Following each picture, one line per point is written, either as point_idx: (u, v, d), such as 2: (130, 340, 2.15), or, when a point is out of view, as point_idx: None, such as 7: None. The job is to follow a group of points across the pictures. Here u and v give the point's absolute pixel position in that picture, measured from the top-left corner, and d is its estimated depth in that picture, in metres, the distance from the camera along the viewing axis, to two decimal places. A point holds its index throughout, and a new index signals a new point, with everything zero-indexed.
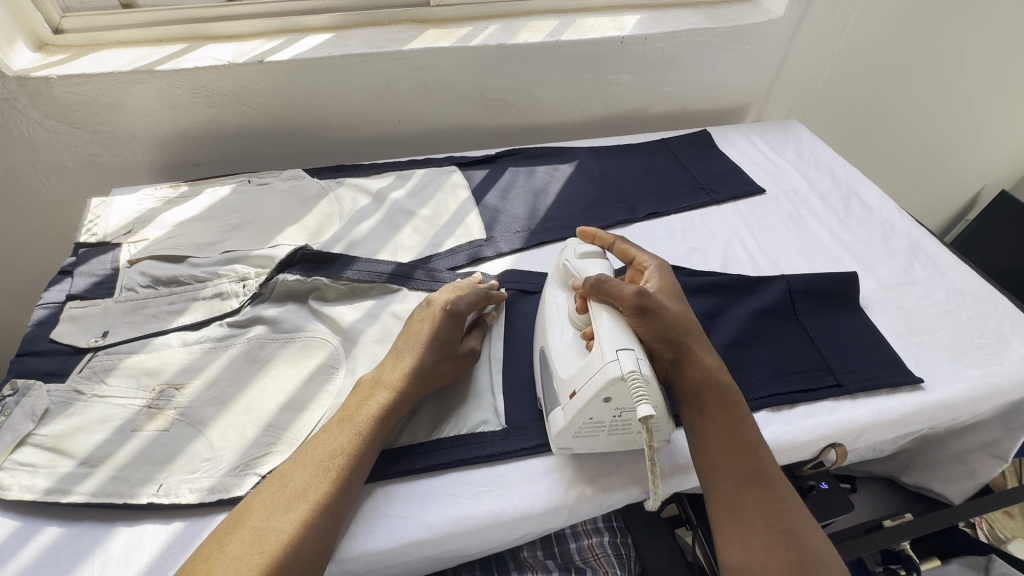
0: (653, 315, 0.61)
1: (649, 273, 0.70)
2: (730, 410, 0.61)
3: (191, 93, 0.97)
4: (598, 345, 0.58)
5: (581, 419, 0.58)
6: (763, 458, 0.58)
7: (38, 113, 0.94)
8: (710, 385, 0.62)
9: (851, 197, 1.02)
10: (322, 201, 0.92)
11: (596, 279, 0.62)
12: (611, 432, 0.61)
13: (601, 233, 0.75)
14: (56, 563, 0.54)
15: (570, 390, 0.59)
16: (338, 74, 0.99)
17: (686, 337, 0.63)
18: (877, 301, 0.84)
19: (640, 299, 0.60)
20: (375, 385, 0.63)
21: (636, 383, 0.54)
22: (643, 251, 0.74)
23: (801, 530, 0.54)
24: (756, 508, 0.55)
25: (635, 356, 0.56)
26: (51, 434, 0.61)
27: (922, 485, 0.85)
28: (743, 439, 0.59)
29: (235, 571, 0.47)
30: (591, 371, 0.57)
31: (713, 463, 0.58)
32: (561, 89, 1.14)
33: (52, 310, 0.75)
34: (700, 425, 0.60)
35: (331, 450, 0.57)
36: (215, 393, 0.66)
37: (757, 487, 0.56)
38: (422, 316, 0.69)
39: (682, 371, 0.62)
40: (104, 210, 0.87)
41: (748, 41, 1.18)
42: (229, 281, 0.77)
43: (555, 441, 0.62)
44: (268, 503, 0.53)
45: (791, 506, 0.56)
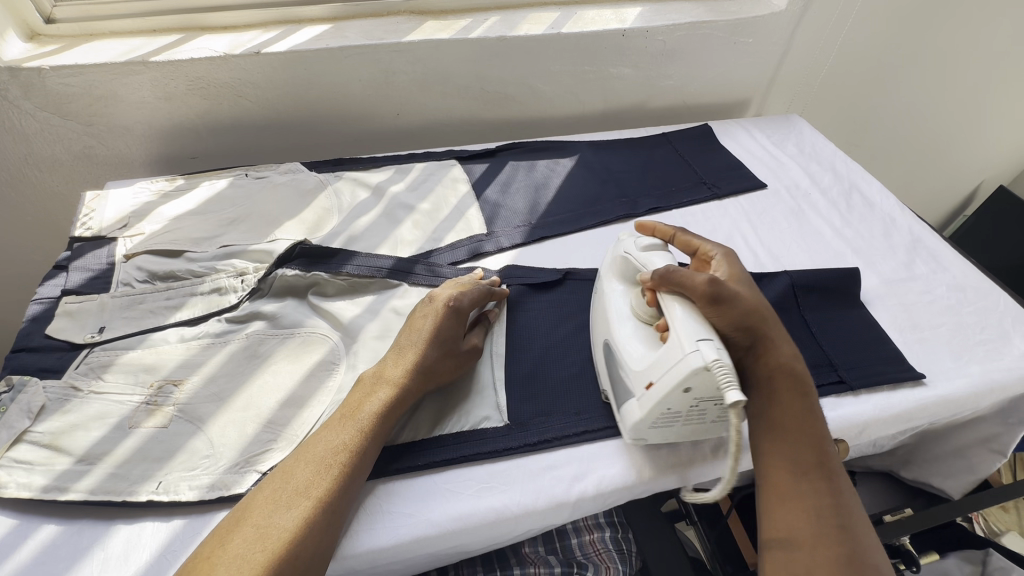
0: (727, 303, 0.60)
1: (717, 262, 0.69)
2: (800, 402, 0.60)
3: (187, 85, 0.95)
4: (674, 336, 0.57)
5: (659, 411, 0.59)
6: (827, 452, 0.58)
7: (31, 104, 0.93)
8: (784, 374, 0.61)
9: (852, 192, 1.02)
10: (321, 195, 0.91)
11: (666, 270, 0.62)
12: (687, 422, 0.61)
13: (661, 226, 0.76)
14: (55, 562, 0.53)
15: (647, 381, 0.59)
16: (336, 66, 0.98)
17: (764, 325, 0.62)
18: (879, 296, 0.84)
19: (714, 287, 0.59)
20: (377, 382, 0.62)
21: (722, 372, 0.53)
22: (707, 241, 0.73)
23: (857, 530, 0.53)
24: (814, 499, 0.55)
25: (716, 345, 0.55)
26: (48, 431, 0.60)
27: (921, 480, 0.85)
28: (810, 430, 0.59)
29: (236, 569, 0.47)
30: (669, 363, 0.57)
31: (776, 448, 0.58)
32: (562, 82, 1.13)
33: (47, 305, 0.74)
34: (767, 412, 0.60)
35: (333, 446, 0.56)
36: (214, 389, 0.65)
37: (817, 479, 0.56)
38: (425, 311, 0.69)
39: (758, 357, 0.62)
40: (99, 204, 0.86)
41: (751, 35, 1.17)
42: (227, 276, 0.76)
43: (629, 433, 0.63)
44: (270, 501, 0.52)
45: (850, 504, 0.55)
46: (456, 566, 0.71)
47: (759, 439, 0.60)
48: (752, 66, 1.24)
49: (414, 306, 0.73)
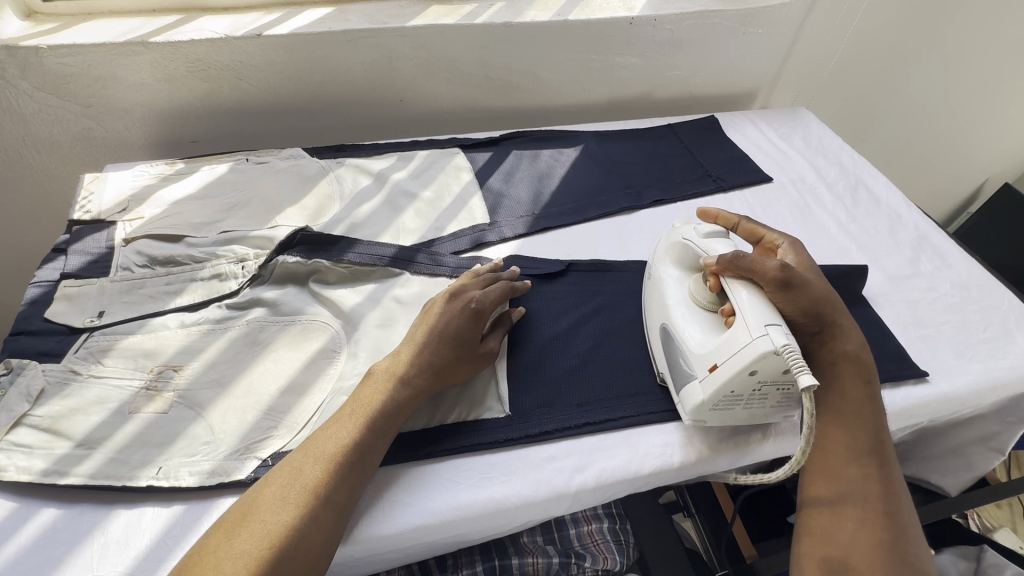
0: (798, 289, 0.60)
1: (784, 250, 0.70)
2: (863, 387, 0.61)
3: (187, 67, 0.94)
4: (741, 319, 0.58)
5: (722, 394, 0.59)
6: (883, 441, 0.59)
7: (28, 84, 0.91)
8: (849, 360, 0.62)
9: (858, 187, 1.01)
10: (322, 181, 0.90)
11: (735, 255, 0.61)
12: (746, 406, 0.62)
13: (724, 213, 0.75)
14: (55, 546, 0.53)
15: (711, 364, 0.60)
16: (338, 50, 0.96)
17: (834, 312, 0.63)
18: (883, 293, 0.83)
19: (784, 274, 0.60)
20: (388, 378, 0.62)
21: (790, 356, 0.54)
22: (772, 230, 0.73)
23: (901, 516, 0.55)
24: (862, 484, 0.57)
25: (784, 330, 0.56)
26: (48, 415, 0.60)
27: (919, 476, 0.86)
28: (868, 418, 0.60)
29: (243, 566, 0.47)
30: (735, 346, 0.57)
31: (831, 431, 0.60)
32: (567, 71, 1.12)
33: (46, 288, 0.73)
34: (828, 395, 0.61)
35: (341, 444, 0.56)
36: (215, 375, 0.65)
37: (869, 464, 0.57)
38: (444, 307, 0.67)
39: (826, 342, 0.63)
40: (97, 186, 0.85)
41: (760, 25, 1.15)
42: (228, 262, 0.75)
43: (689, 414, 0.64)
44: (277, 498, 0.52)
45: (898, 491, 0.57)
46: (454, 556, 0.70)
47: (814, 421, 0.61)
48: (761, 57, 1.22)
49: (426, 300, 0.72)
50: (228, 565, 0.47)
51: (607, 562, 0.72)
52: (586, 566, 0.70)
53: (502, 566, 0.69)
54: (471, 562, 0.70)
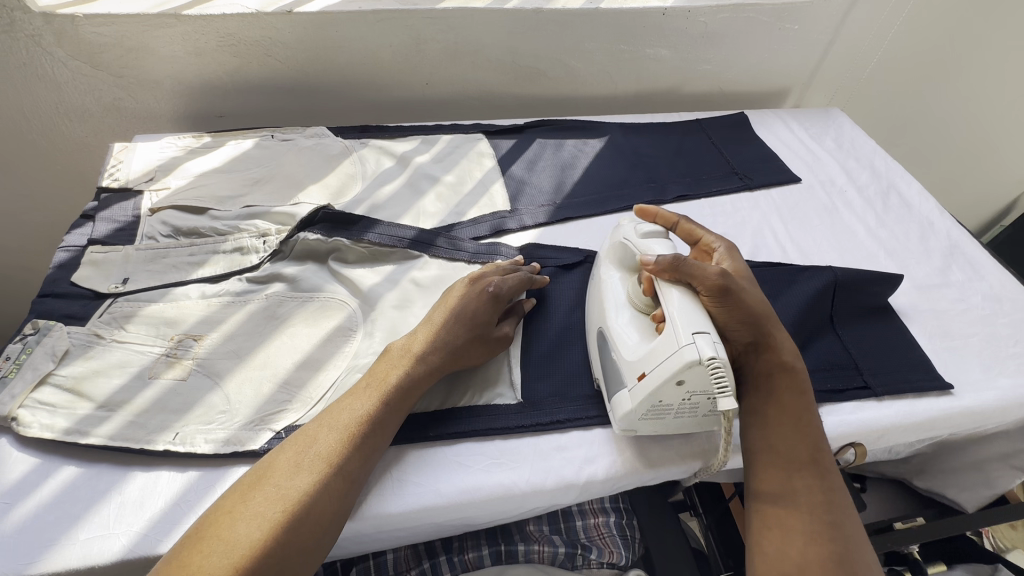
0: (736, 298, 0.59)
1: (720, 256, 0.68)
2: (799, 399, 0.60)
3: (218, 41, 0.94)
4: (671, 326, 0.56)
5: (650, 404, 0.58)
6: (822, 450, 0.58)
7: (64, 53, 0.92)
8: (783, 370, 0.61)
9: (890, 192, 0.98)
10: (346, 161, 0.90)
11: (676, 256, 0.59)
12: (678, 415, 0.60)
13: (663, 212, 0.73)
14: (74, 502, 0.55)
15: (640, 372, 0.58)
16: (367, 30, 0.96)
17: (770, 324, 0.62)
18: (910, 301, 0.81)
19: (723, 280, 0.58)
20: (404, 355, 0.62)
21: (714, 369, 0.53)
22: (709, 232, 0.71)
23: (847, 527, 0.53)
24: (805, 497, 0.55)
25: (713, 340, 0.54)
26: (72, 376, 0.61)
27: (935, 490, 0.83)
28: (806, 428, 0.58)
29: (256, 527, 0.48)
30: (664, 354, 0.56)
31: (769, 444, 0.58)
32: (596, 60, 1.10)
33: (74, 253, 0.75)
34: (761, 407, 0.60)
35: (357, 416, 0.56)
36: (233, 346, 0.66)
37: (809, 476, 0.56)
38: (462, 290, 0.67)
39: (760, 353, 0.62)
40: (127, 155, 0.86)
41: (797, 21, 1.12)
42: (250, 236, 0.76)
43: (618, 424, 0.62)
44: (291, 464, 0.52)
45: (841, 501, 0.55)
46: (459, 539, 0.71)
47: (753, 437, 0.60)
48: (795, 55, 1.19)
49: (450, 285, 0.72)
50: (242, 527, 0.47)
51: (612, 556, 0.72)
52: (591, 558, 0.71)
53: (508, 552, 0.69)
54: (476, 546, 0.70)
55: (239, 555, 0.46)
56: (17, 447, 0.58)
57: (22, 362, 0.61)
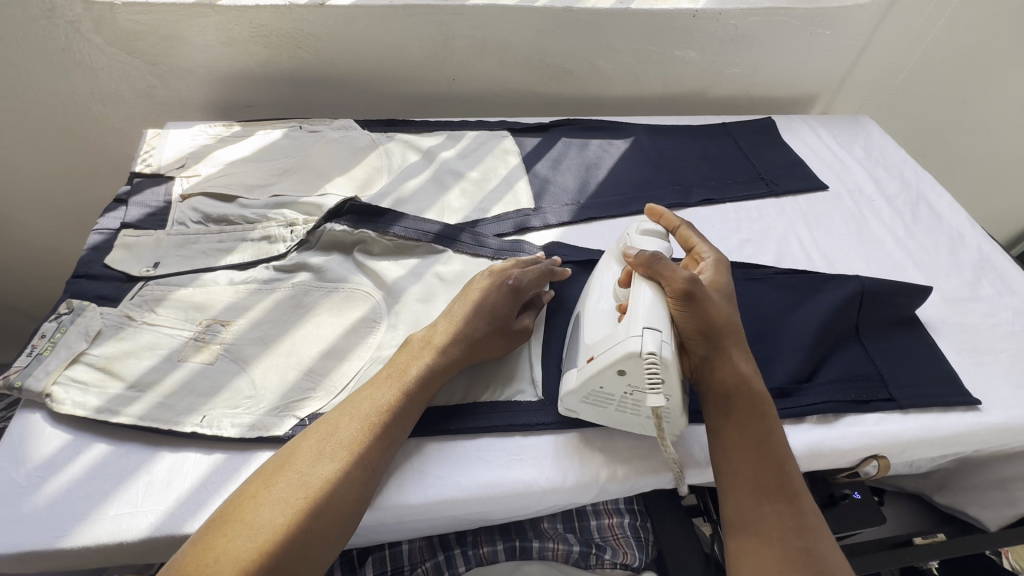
0: (703, 306, 0.58)
1: (705, 265, 0.66)
2: (756, 420, 0.58)
3: (251, 32, 0.95)
4: (629, 317, 0.57)
5: (591, 386, 0.58)
6: (788, 471, 0.56)
7: (101, 39, 0.94)
8: (739, 391, 0.59)
9: (919, 203, 0.97)
10: (372, 154, 0.91)
11: (653, 255, 0.60)
12: (620, 408, 0.60)
13: (669, 214, 0.73)
14: (104, 479, 0.56)
15: (590, 355, 0.59)
16: (398, 24, 0.97)
17: (726, 341, 0.60)
18: (938, 314, 0.80)
19: (691, 287, 0.58)
20: (425, 346, 0.63)
21: (649, 364, 0.54)
22: (706, 243, 0.70)
23: (820, 551, 0.52)
24: (775, 523, 0.53)
25: (660, 338, 0.55)
26: (104, 355, 0.62)
27: (955, 506, 0.81)
28: (770, 450, 0.57)
29: (280, 512, 0.48)
30: (613, 341, 0.57)
31: (733, 470, 0.57)
32: (623, 60, 1.09)
33: (107, 235, 0.76)
34: (723, 430, 0.59)
35: (378, 406, 0.57)
36: (259, 332, 0.67)
37: (779, 501, 0.54)
38: (483, 282, 0.67)
39: (714, 372, 0.59)
40: (159, 142, 0.88)
41: (829, 27, 1.11)
42: (277, 225, 0.77)
43: (561, 402, 0.62)
44: (313, 451, 0.53)
45: (811, 523, 0.54)
46: (473, 533, 0.71)
47: (717, 462, 0.58)
48: (825, 60, 1.18)
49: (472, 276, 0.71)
50: (266, 512, 0.48)
51: (625, 557, 0.72)
52: (606, 559, 0.71)
53: (523, 548, 0.69)
54: (490, 541, 0.70)
55: (263, 541, 0.46)
56: (51, 422, 0.59)
57: (57, 340, 0.63)
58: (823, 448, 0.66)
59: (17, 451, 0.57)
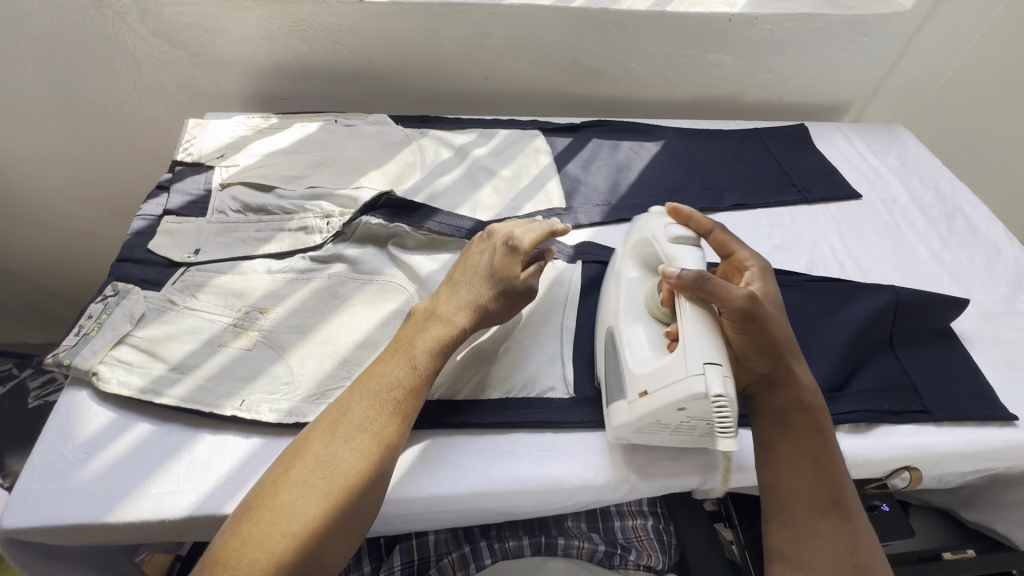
0: (759, 324, 0.59)
1: (751, 275, 0.67)
2: (816, 438, 0.59)
3: (291, 26, 0.97)
4: (684, 350, 0.55)
5: (648, 419, 0.57)
6: (844, 489, 0.57)
7: (146, 30, 0.97)
8: (801, 409, 0.60)
9: (955, 215, 0.95)
10: (406, 149, 0.92)
11: (699, 276, 0.58)
12: (672, 433, 0.60)
13: (699, 217, 0.70)
14: (147, 458, 0.57)
15: (641, 389, 0.57)
16: (434, 21, 0.98)
17: (790, 358, 0.61)
18: (973, 327, 0.79)
19: (749, 305, 0.58)
20: (429, 317, 0.63)
21: (718, 405, 0.53)
22: (742, 246, 0.70)
23: (872, 568, 0.53)
24: (829, 540, 0.55)
25: (724, 374, 0.53)
26: (147, 337, 0.64)
27: (984, 523, 0.80)
28: (827, 469, 0.58)
29: (301, 494, 0.50)
30: (671, 379, 0.55)
31: (787, 486, 0.58)
32: (656, 63, 1.09)
33: (150, 222, 0.78)
34: (779, 446, 0.60)
35: (388, 382, 0.57)
36: (296, 321, 0.68)
37: (834, 519, 0.55)
38: (481, 247, 0.67)
39: (777, 387, 0.61)
40: (199, 132, 0.90)
41: (866, 34, 1.10)
42: (314, 217, 0.78)
43: (611, 432, 0.61)
44: (328, 433, 0.54)
45: (865, 541, 0.55)
46: (498, 527, 0.72)
47: (771, 476, 0.59)
48: (860, 68, 1.17)
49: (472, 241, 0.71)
50: (286, 495, 0.50)
51: (650, 560, 0.72)
52: (630, 560, 0.71)
53: (548, 544, 0.69)
54: (516, 536, 0.70)
55: (286, 524, 0.48)
56: (96, 401, 0.61)
57: (103, 322, 0.65)
58: (855, 457, 0.66)
59: (65, 427, 0.59)
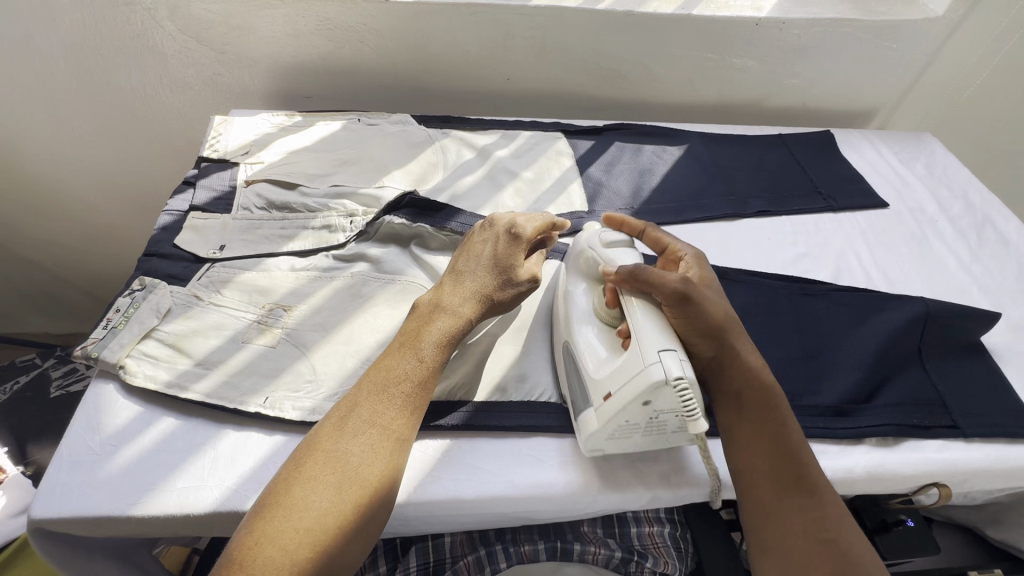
0: (697, 308, 0.58)
1: (687, 263, 0.66)
2: (767, 414, 0.59)
3: (317, 24, 0.97)
4: (637, 346, 0.55)
5: (615, 423, 0.56)
6: (804, 463, 0.56)
7: (174, 26, 0.97)
8: (750, 385, 0.59)
9: (985, 226, 0.93)
10: (428, 149, 0.92)
11: (634, 268, 0.59)
12: (646, 434, 0.59)
13: (631, 221, 0.71)
14: (172, 452, 0.58)
15: (604, 392, 0.57)
16: (459, 22, 0.98)
17: (732, 336, 0.61)
18: (1004, 341, 0.77)
19: (683, 290, 0.58)
20: (434, 309, 0.63)
21: (680, 389, 0.52)
22: (675, 239, 0.70)
23: (845, 543, 0.52)
24: (796, 518, 0.53)
25: (679, 358, 0.53)
26: (173, 332, 0.65)
27: (1009, 542, 0.78)
28: (783, 444, 0.57)
29: (314, 491, 0.50)
30: (629, 373, 0.54)
31: (748, 467, 0.57)
32: (680, 66, 1.08)
33: (176, 217, 0.79)
34: (736, 428, 0.59)
35: (396, 375, 0.58)
36: (319, 319, 0.68)
37: (798, 494, 0.54)
38: (484, 237, 0.69)
39: (723, 369, 0.60)
40: (225, 128, 0.90)
41: (895, 40, 1.08)
42: (338, 215, 0.78)
43: (584, 444, 0.60)
44: (337, 429, 0.54)
45: (835, 515, 0.54)
46: (514, 531, 0.71)
47: (734, 461, 0.58)
48: (887, 75, 1.15)
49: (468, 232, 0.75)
50: (298, 492, 0.50)
51: (666, 567, 0.71)
52: (646, 566, 0.70)
53: (564, 550, 0.69)
54: (531, 541, 0.70)
55: (300, 521, 0.48)
56: (123, 394, 0.61)
57: (130, 316, 0.65)
58: (882, 471, 0.64)
59: (92, 419, 0.59)
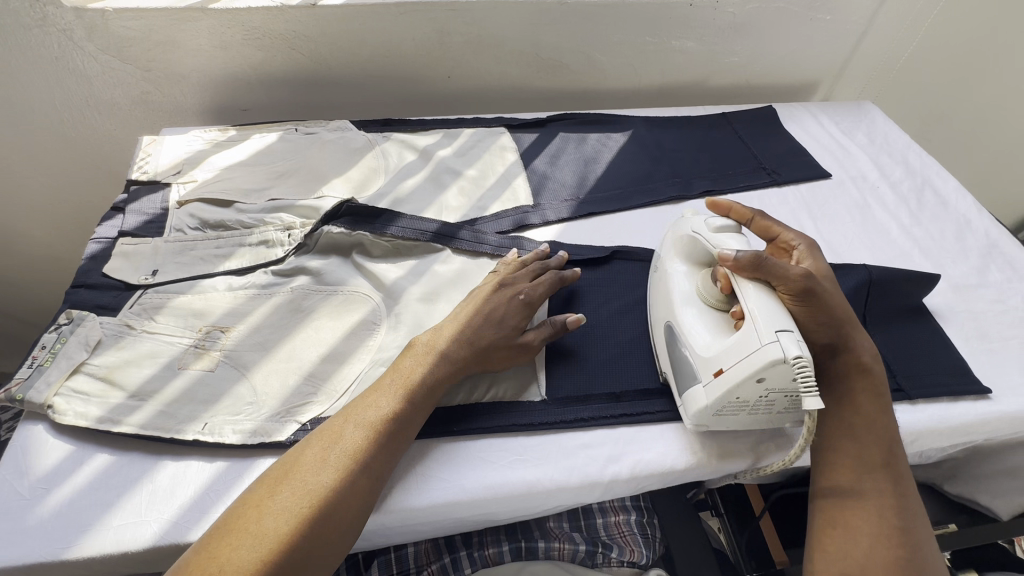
0: (819, 301, 0.57)
1: (800, 254, 0.65)
2: (875, 399, 0.59)
3: (243, 35, 0.94)
4: (751, 323, 0.55)
5: (726, 399, 0.57)
6: (895, 453, 0.58)
7: (94, 46, 0.94)
8: (860, 372, 0.60)
9: (925, 189, 0.95)
10: (369, 154, 0.90)
11: (756, 255, 0.56)
12: (751, 412, 0.59)
13: (737, 207, 0.69)
14: (108, 489, 0.56)
15: (715, 369, 0.57)
16: (390, 21, 0.95)
17: (851, 327, 0.60)
18: (945, 301, 0.79)
19: (806, 281, 0.56)
20: (427, 352, 0.62)
21: (800, 368, 0.51)
22: (787, 228, 0.68)
23: (915, 530, 0.54)
24: (875, 501, 0.55)
25: (796, 338, 0.53)
26: (104, 365, 0.62)
27: (967, 496, 0.79)
28: (881, 431, 0.58)
29: (284, 522, 0.48)
30: (745, 351, 0.54)
31: (839, 444, 0.58)
32: (619, 52, 1.08)
33: (105, 244, 0.76)
34: (834, 407, 0.60)
35: (381, 414, 0.57)
36: (259, 338, 0.66)
37: (884, 478, 0.56)
38: (487, 294, 0.67)
39: (837, 354, 0.60)
40: (154, 148, 0.87)
41: (829, 11, 1.09)
42: (275, 230, 0.76)
43: (692, 420, 0.61)
44: (319, 459, 0.53)
45: (911, 504, 0.56)
46: (479, 534, 0.71)
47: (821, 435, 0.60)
48: (826, 46, 1.16)
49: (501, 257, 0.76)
50: (270, 521, 0.48)
51: (633, 555, 0.72)
52: (612, 557, 0.71)
53: (528, 549, 0.69)
54: (495, 542, 0.70)
55: (270, 550, 0.46)
56: (53, 434, 0.59)
57: (57, 351, 0.63)
58: None
59: (22, 463, 0.57)
